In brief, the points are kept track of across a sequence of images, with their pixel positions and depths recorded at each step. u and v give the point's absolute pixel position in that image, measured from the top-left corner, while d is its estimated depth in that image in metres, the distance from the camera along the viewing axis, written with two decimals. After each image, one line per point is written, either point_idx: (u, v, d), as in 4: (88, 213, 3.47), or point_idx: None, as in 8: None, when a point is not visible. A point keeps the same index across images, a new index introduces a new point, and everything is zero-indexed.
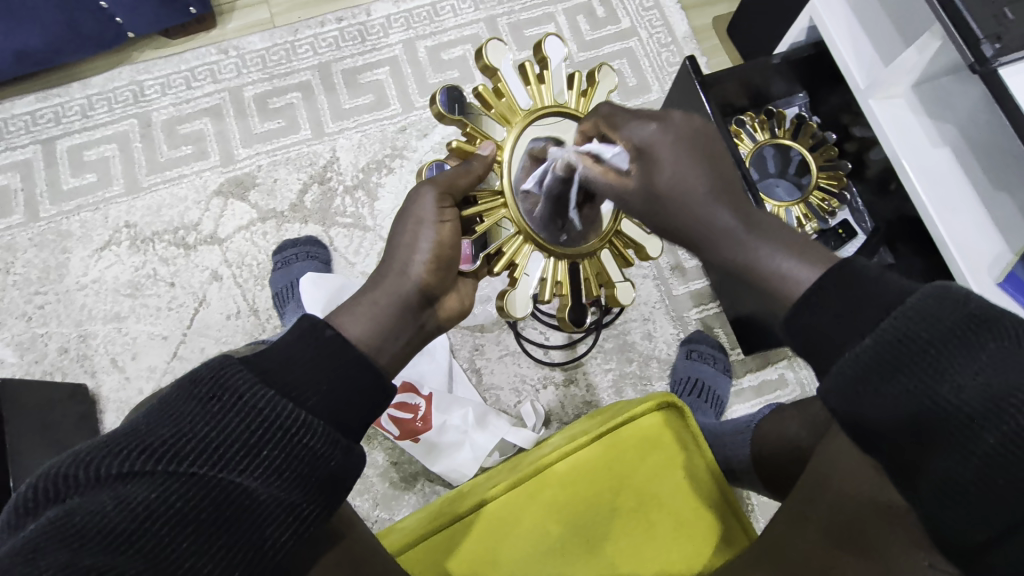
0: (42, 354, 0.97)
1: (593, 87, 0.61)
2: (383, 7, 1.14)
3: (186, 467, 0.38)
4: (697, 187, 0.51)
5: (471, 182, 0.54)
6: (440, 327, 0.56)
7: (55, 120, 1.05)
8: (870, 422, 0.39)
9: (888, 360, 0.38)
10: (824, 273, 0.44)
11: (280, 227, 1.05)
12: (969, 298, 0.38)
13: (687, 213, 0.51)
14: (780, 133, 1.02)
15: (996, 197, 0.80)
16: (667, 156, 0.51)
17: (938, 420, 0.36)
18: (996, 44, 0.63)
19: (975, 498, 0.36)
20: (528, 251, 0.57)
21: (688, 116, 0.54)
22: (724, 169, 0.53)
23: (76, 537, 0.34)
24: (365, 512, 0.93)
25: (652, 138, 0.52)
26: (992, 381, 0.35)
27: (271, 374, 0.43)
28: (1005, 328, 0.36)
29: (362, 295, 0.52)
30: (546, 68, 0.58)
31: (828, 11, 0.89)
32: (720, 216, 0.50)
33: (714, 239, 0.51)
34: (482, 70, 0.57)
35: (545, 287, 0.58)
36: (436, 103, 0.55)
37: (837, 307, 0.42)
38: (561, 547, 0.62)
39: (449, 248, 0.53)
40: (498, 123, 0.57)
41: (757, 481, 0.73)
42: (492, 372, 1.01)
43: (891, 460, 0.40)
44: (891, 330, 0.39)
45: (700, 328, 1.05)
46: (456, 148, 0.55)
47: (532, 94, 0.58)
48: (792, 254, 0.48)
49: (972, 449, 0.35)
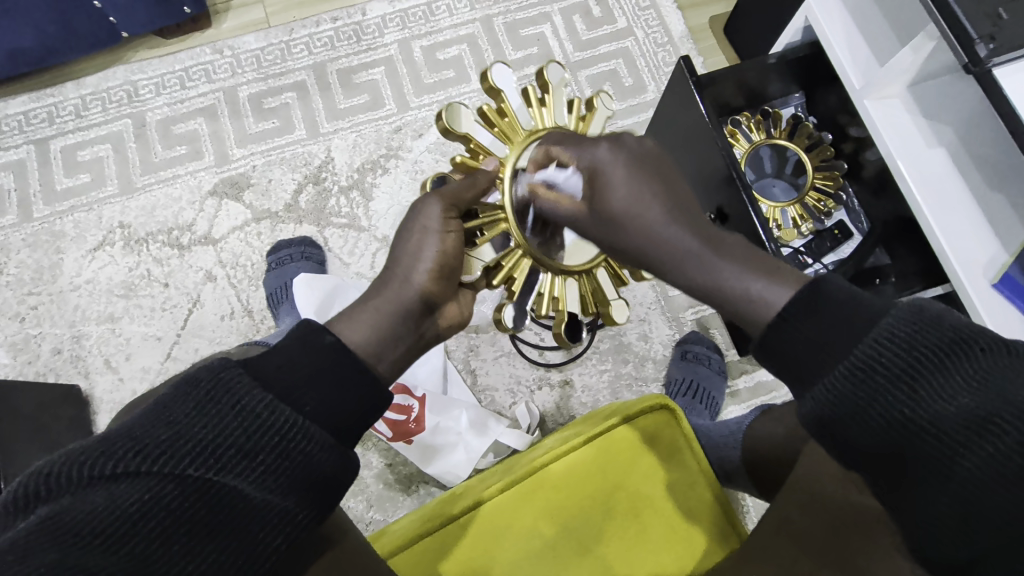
0: (36, 355, 0.96)
1: (593, 111, 0.60)
2: (378, 6, 1.14)
3: (179, 468, 0.38)
4: (652, 205, 0.49)
5: (476, 195, 0.55)
6: (442, 335, 0.54)
7: (49, 120, 1.05)
8: (851, 438, 0.39)
9: (867, 383, 0.37)
10: (795, 297, 0.42)
11: (275, 227, 1.04)
12: (943, 317, 0.37)
13: (643, 233, 0.49)
14: (776, 132, 1.02)
15: (992, 199, 0.80)
16: (621, 177, 0.50)
17: (920, 448, 0.36)
18: (990, 44, 0.63)
19: (959, 519, 0.36)
20: (526, 266, 0.56)
21: (641, 138, 0.53)
22: (681, 190, 0.51)
23: (67, 537, 0.35)
24: (359, 514, 0.93)
25: (605, 160, 0.50)
26: (971, 404, 0.35)
27: (269, 378, 0.42)
28: (984, 349, 0.36)
29: (363, 303, 0.50)
30: (548, 90, 0.58)
31: (824, 11, 0.89)
32: (675, 235, 0.48)
33: (676, 258, 0.48)
34: (487, 91, 0.57)
35: (542, 302, 0.58)
36: (442, 119, 0.55)
37: (813, 326, 0.40)
38: (558, 548, 0.62)
39: (452, 258, 0.52)
40: (500, 141, 0.57)
41: (751, 484, 0.72)
42: (487, 373, 1.01)
43: (871, 475, 0.39)
44: (866, 356, 0.38)
45: (696, 329, 1.05)
46: (461, 161, 0.57)
47: (534, 115, 0.57)
48: (762, 274, 0.46)
49: (950, 473, 0.36)
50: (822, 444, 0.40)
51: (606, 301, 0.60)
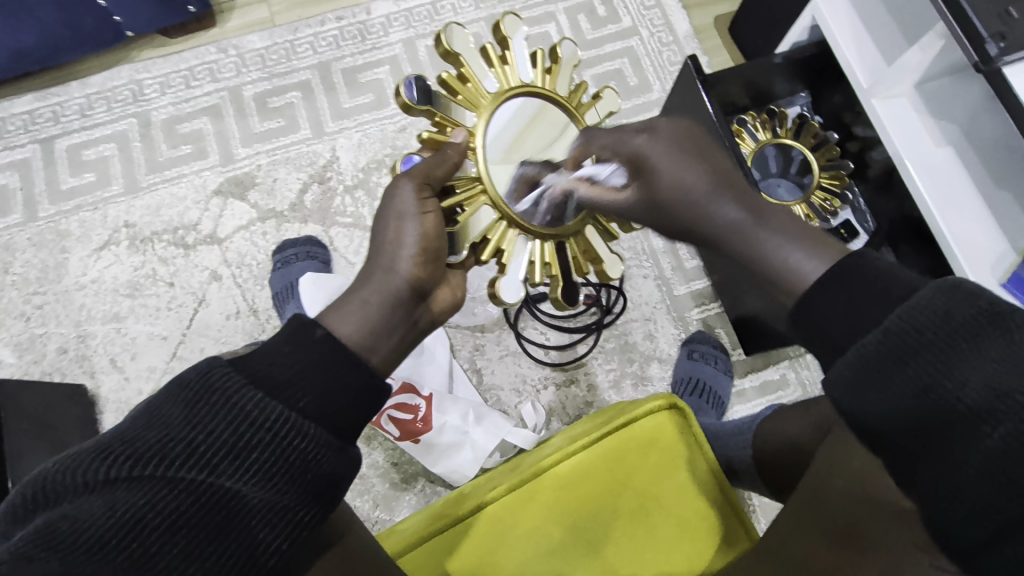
0: (41, 355, 0.96)
1: (557, 64, 0.58)
2: (382, 6, 1.14)
3: (173, 471, 0.37)
4: (693, 189, 0.50)
5: (448, 171, 0.52)
6: (434, 322, 0.55)
7: (54, 119, 1.05)
8: (872, 421, 0.38)
9: (895, 350, 0.37)
10: (833, 268, 0.43)
11: (281, 227, 1.04)
12: (979, 292, 0.37)
13: (691, 214, 0.51)
14: (781, 132, 1.02)
15: (999, 198, 0.80)
16: (660, 162, 0.51)
17: (944, 418, 0.35)
18: (1000, 44, 0.63)
19: (988, 497, 0.33)
20: (513, 236, 0.55)
21: (673, 122, 0.54)
22: (724, 169, 0.52)
23: (60, 545, 0.34)
24: (366, 513, 0.93)
25: (644, 147, 0.52)
26: (999, 377, 0.34)
27: (259, 375, 0.42)
28: (1014, 323, 0.35)
29: (351, 295, 0.50)
30: (508, 49, 0.56)
31: (831, 11, 0.89)
32: (723, 211, 0.50)
33: (724, 235, 0.50)
34: (443, 56, 0.54)
35: (534, 269, 0.56)
36: (401, 95, 0.51)
37: (838, 314, 0.42)
38: (561, 549, 0.62)
39: (434, 240, 0.52)
40: (467, 110, 0.54)
41: (760, 483, 0.72)
42: (493, 373, 1.01)
43: (894, 458, 0.38)
44: (895, 325, 0.38)
45: (701, 329, 1.05)
46: (427, 138, 0.53)
47: (497, 76, 0.55)
48: (804, 245, 0.46)
49: (975, 445, 0.34)
50: (848, 424, 0.40)
51: (598, 258, 0.60)
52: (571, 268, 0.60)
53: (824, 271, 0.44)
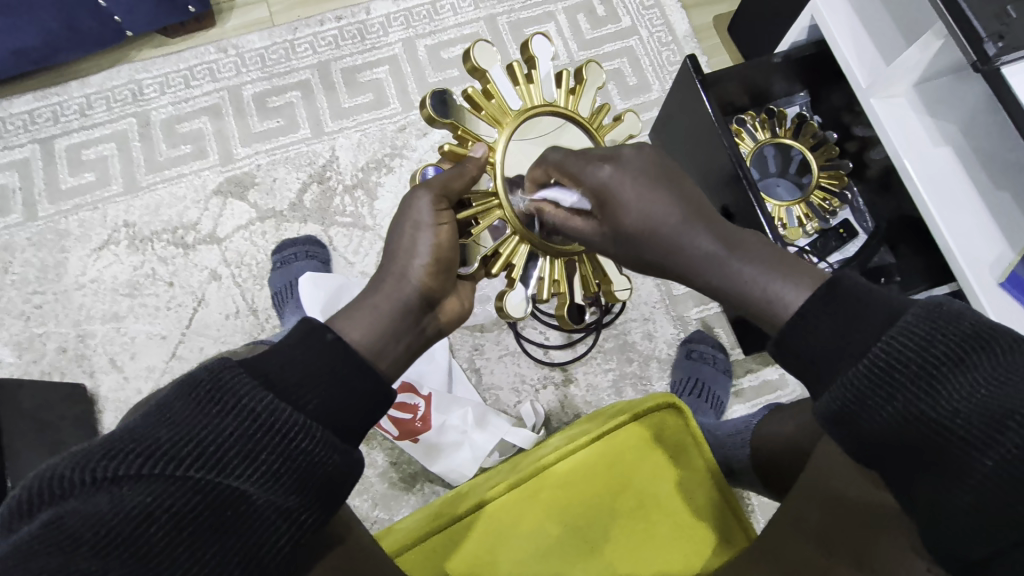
0: (40, 354, 0.96)
1: (582, 84, 0.59)
2: (381, 5, 1.14)
3: (182, 471, 0.37)
4: (664, 220, 0.49)
5: (465, 184, 0.53)
6: (443, 330, 0.54)
7: (53, 119, 1.05)
8: (868, 438, 0.39)
9: (884, 377, 0.38)
10: (817, 294, 0.42)
11: (280, 227, 1.04)
12: (962, 313, 0.37)
13: (662, 249, 0.49)
14: (781, 132, 1.02)
15: (997, 198, 0.80)
16: (629, 194, 0.49)
17: (940, 444, 0.36)
18: (998, 43, 0.63)
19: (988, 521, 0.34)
20: (523, 251, 0.57)
21: (638, 149, 0.52)
22: (694, 198, 0.50)
23: (69, 540, 0.34)
24: (365, 512, 0.93)
25: (607, 180, 0.50)
26: (990, 401, 0.34)
27: (270, 377, 0.42)
28: (999, 346, 0.35)
29: (362, 300, 0.50)
30: (534, 67, 0.57)
31: (830, 11, 0.89)
32: (697, 244, 0.48)
33: (696, 269, 0.48)
34: (471, 72, 0.56)
35: (543, 286, 0.58)
36: (426, 107, 0.53)
37: (827, 319, 0.41)
38: (562, 549, 0.62)
39: (448, 250, 0.52)
40: (488, 124, 0.56)
41: (758, 482, 0.72)
42: (492, 372, 1.01)
43: (891, 475, 0.39)
44: (882, 355, 0.38)
45: (700, 329, 1.05)
46: (449, 150, 0.54)
47: (522, 93, 0.56)
48: (779, 275, 0.45)
49: (969, 471, 0.35)
50: (844, 446, 0.40)
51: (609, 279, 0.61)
52: (581, 289, 0.61)
53: (801, 302, 0.43)
